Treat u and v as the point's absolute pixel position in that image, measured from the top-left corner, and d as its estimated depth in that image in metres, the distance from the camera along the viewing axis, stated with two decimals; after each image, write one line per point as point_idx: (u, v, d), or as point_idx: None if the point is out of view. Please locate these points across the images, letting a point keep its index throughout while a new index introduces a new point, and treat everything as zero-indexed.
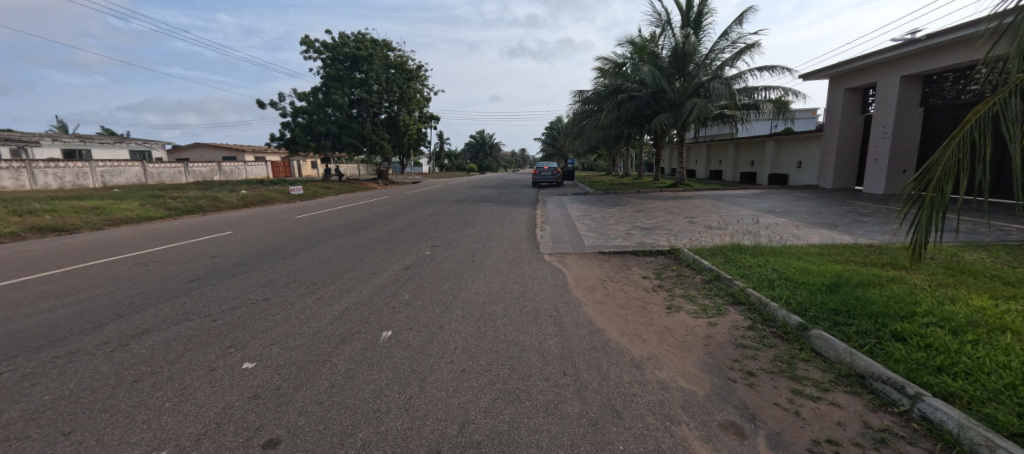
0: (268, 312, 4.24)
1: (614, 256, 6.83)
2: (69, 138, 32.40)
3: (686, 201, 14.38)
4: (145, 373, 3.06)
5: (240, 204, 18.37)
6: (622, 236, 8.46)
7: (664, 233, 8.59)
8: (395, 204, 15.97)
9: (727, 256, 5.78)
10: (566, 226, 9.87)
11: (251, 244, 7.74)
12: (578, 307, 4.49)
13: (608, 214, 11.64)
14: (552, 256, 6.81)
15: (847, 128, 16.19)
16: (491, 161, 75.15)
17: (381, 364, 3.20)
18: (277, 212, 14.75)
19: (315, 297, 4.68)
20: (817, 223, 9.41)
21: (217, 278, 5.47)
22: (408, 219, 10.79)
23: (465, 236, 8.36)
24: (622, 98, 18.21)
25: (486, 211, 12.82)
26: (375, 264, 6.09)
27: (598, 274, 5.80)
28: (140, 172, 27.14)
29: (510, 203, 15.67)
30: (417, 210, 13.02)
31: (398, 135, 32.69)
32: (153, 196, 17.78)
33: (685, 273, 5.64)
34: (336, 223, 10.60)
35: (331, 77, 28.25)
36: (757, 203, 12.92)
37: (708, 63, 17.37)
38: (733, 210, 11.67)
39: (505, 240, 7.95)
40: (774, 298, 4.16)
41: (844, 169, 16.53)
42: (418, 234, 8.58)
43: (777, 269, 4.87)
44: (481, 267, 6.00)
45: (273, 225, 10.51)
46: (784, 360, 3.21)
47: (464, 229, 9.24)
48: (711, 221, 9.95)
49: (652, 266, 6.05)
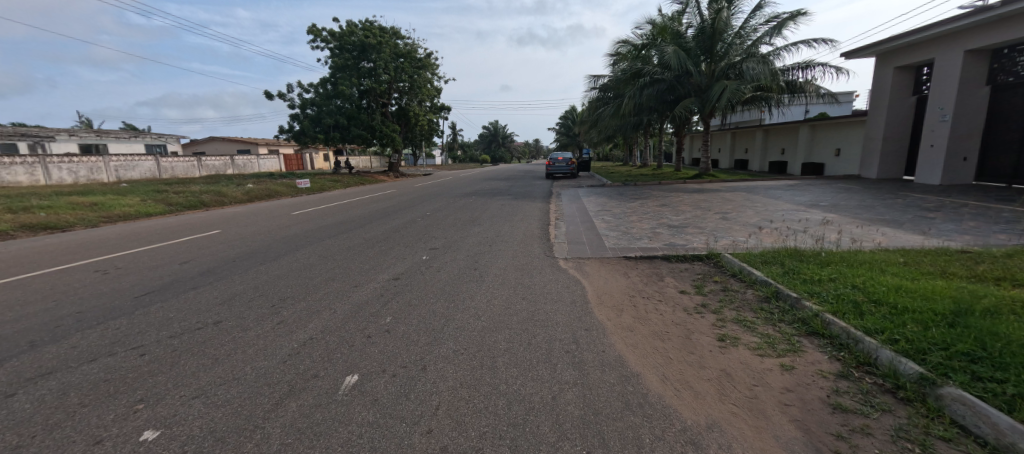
0: (209, 345, 3.35)
1: (641, 261, 5.78)
2: (85, 133, 32.48)
3: (715, 193, 13.13)
4: (4, 450, 2.21)
5: (245, 199, 17.85)
6: (649, 236, 7.41)
7: (697, 233, 7.50)
8: (400, 199, 15.09)
9: (785, 266, 4.71)
10: (584, 223, 8.88)
11: (230, 246, 6.90)
12: (603, 338, 3.50)
13: (629, 209, 10.55)
14: (568, 262, 5.83)
15: (895, 111, 14.67)
16: (504, 153, 74.06)
17: (330, 436, 2.28)
18: (278, 208, 14.04)
19: (276, 320, 3.80)
20: (873, 220, 8.21)
21: (173, 291, 4.64)
22: (409, 216, 9.89)
23: (469, 237, 7.41)
24: (643, 81, 16.88)
25: (495, 205, 11.91)
26: (360, 274, 5.19)
27: (624, 287, 4.80)
28: (153, 166, 26.95)
29: (522, 196, 14.65)
30: (421, 205, 12.12)
31: (407, 126, 31.91)
32: (158, 191, 17.33)
33: (732, 287, 4.61)
34: (333, 220, 9.79)
35: (339, 67, 27.61)
36: (796, 196, 11.64)
37: (739, 41, 15.97)
38: (770, 204, 10.49)
39: (514, 242, 6.99)
40: (870, 333, 3.12)
41: (891, 157, 15.05)
42: (418, 234, 7.70)
43: (861, 288, 3.80)
44: (484, 278, 5.07)
45: (265, 223, 9.71)
46: (913, 438, 2.20)
47: (468, 228, 8.29)
48: (748, 218, 8.81)
49: (689, 277, 5.03)
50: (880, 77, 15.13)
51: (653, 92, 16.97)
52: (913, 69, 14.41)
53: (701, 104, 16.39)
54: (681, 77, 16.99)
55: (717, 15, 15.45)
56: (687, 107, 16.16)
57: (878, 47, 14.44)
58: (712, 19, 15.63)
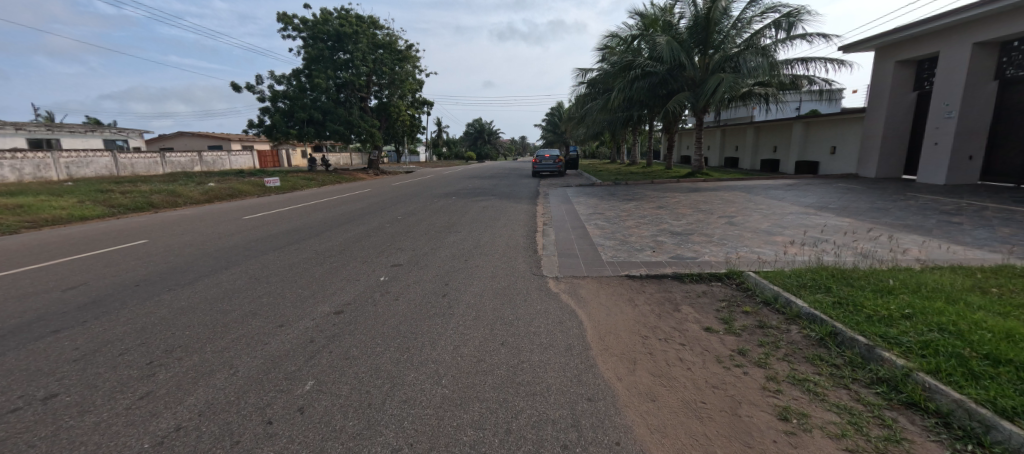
0: (8, 446, 2.13)
1: (648, 282, 4.73)
2: (35, 127, 30.02)
3: (712, 194, 12.26)
4: None
5: (203, 199, 16.32)
6: (651, 247, 6.42)
7: (705, 243, 6.54)
8: (372, 199, 13.81)
9: (834, 293, 3.73)
10: (576, 229, 7.83)
11: (144, 264, 5.58)
12: (615, 417, 2.41)
13: (624, 212, 9.57)
14: (560, 284, 4.74)
15: (895, 108, 14.06)
16: (490, 149, 72.75)
17: None
18: (234, 210, 12.62)
19: (143, 389, 2.62)
20: (897, 226, 7.36)
21: (25, 336, 3.40)
22: (378, 221, 8.70)
23: (443, 248, 6.29)
24: (633, 74, 15.84)
25: (476, 207, 10.79)
26: (293, 305, 4.01)
27: (631, 321, 3.77)
28: (109, 163, 24.99)
29: (506, 196, 13.55)
30: (394, 207, 10.91)
31: (389, 122, 30.28)
32: (103, 191, 15.68)
33: (771, 321, 3.59)
34: (291, 225, 8.54)
35: (313, 58, 26.00)
36: (800, 197, 10.83)
37: (735, 32, 15.12)
38: (776, 206, 9.63)
39: (494, 255, 5.89)
40: (1014, 419, 2.11)
41: (890, 156, 14.44)
42: (382, 244, 6.54)
43: (957, 336, 2.83)
44: (454, 310, 3.95)
45: (208, 230, 8.40)
46: None
47: (443, 236, 7.15)
48: (758, 223, 7.90)
49: (713, 307, 3.99)
50: (880, 72, 14.51)
51: (644, 85, 15.97)
52: (915, 63, 13.82)
53: (694, 99, 15.52)
54: (673, 70, 16.08)
55: (712, 5, 14.60)
56: (680, 102, 15.27)
57: (879, 40, 13.77)
58: (707, 8, 14.77)
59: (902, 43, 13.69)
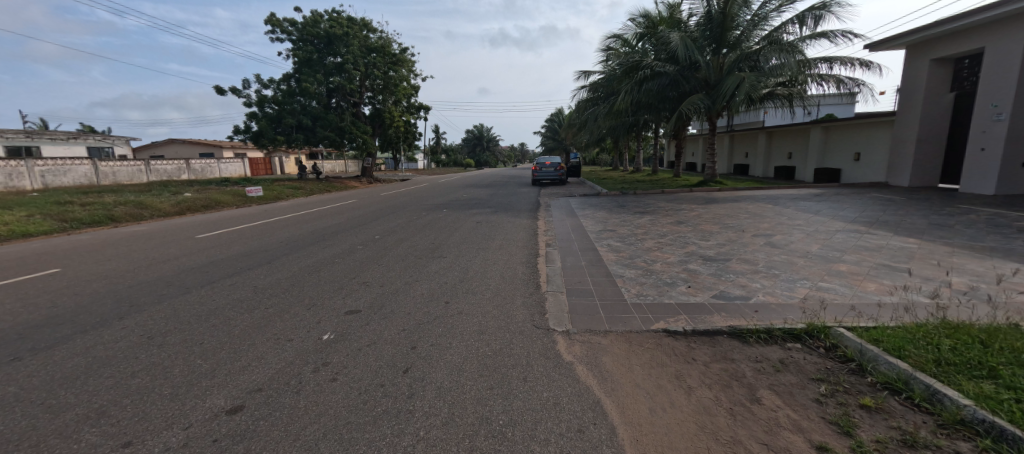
0: None
1: (697, 344, 3.37)
2: (13, 135, 28.73)
3: (733, 206, 10.96)
4: None
5: (175, 211, 15.01)
6: (683, 280, 5.07)
7: (750, 273, 5.19)
8: (356, 211, 12.48)
9: (1013, 384, 2.38)
10: (587, 252, 6.52)
11: (18, 311, 4.21)
12: None
13: (638, 229, 8.25)
14: (573, 346, 3.39)
15: (931, 109, 12.79)
16: (489, 156, 71.52)
17: None
18: (199, 225, 11.29)
19: None
20: (981, 248, 6.01)
21: None
22: (350, 241, 7.34)
23: (419, 283, 4.92)
24: (642, 74, 14.57)
25: (470, 222, 9.47)
26: (170, 398, 2.63)
27: (690, 425, 2.40)
28: (90, 172, 23.69)
29: (504, 208, 12.23)
30: (376, 222, 9.59)
31: (382, 128, 29.05)
32: (61, 202, 14.35)
33: (923, 435, 2.22)
34: (247, 246, 7.20)
35: (302, 61, 24.58)
36: (838, 210, 9.52)
37: (753, 28, 13.88)
38: (816, 222, 8.30)
39: (484, 294, 4.53)
40: None
41: (927, 162, 13.12)
42: (343, 278, 5.18)
43: None
44: (414, 404, 2.57)
45: (147, 252, 7.04)
46: None
47: (424, 263, 5.81)
48: (804, 244, 6.58)
49: (810, 396, 2.64)
50: (911, 71, 13.26)
51: (654, 86, 14.70)
52: (952, 60, 12.57)
53: (710, 101, 14.25)
54: (685, 71, 14.83)
55: None
56: (693, 104, 13.99)
57: (911, 37, 12.55)
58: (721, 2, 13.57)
59: (938, 39, 12.44)
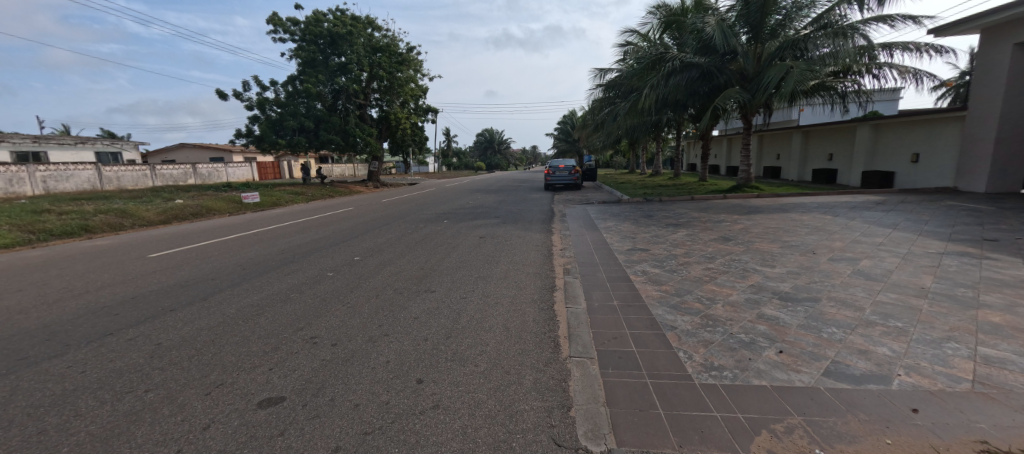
0: None
1: None
2: (21, 140, 28.01)
3: (783, 217, 9.29)
4: None
5: (160, 220, 13.86)
6: (766, 338, 3.49)
7: (862, 327, 3.60)
8: (347, 221, 11.13)
9: None
10: (619, 284, 5.00)
11: None
12: None
13: (678, 249, 6.70)
14: None
15: (1013, 102, 10.95)
16: (501, 160, 70.28)
17: None
18: (171, 238, 10.01)
19: None
20: None
21: None
22: (321, 266, 5.94)
23: (389, 341, 3.47)
24: (669, 67, 12.96)
25: (472, 237, 8.01)
26: None
27: None
28: (92, 177, 22.86)
29: (514, 218, 10.75)
30: (364, 237, 8.21)
31: (389, 131, 27.85)
32: (39, 211, 13.25)
33: None
34: (194, 272, 5.83)
35: (305, 62, 23.47)
36: (920, 224, 7.80)
37: (799, 12, 12.19)
38: (902, 240, 6.62)
39: (476, 365, 3.06)
40: None
41: (1008, 163, 11.24)
42: (285, 330, 3.71)
43: None
44: None
45: (71, 280, 5.71)
46: None
47: (404, 302, 4.38)
48: (911, 275, 4.94)
49: None
50: (987, 59, 11.43)
51: (682, 80, 13.09)
52: None
53: (748, 95, 12.58)
54: (718, 62, 13.18)
55: None
56: (729, 98, 12.32)
57: (987, 19, 10.77)
58: None
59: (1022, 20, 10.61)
